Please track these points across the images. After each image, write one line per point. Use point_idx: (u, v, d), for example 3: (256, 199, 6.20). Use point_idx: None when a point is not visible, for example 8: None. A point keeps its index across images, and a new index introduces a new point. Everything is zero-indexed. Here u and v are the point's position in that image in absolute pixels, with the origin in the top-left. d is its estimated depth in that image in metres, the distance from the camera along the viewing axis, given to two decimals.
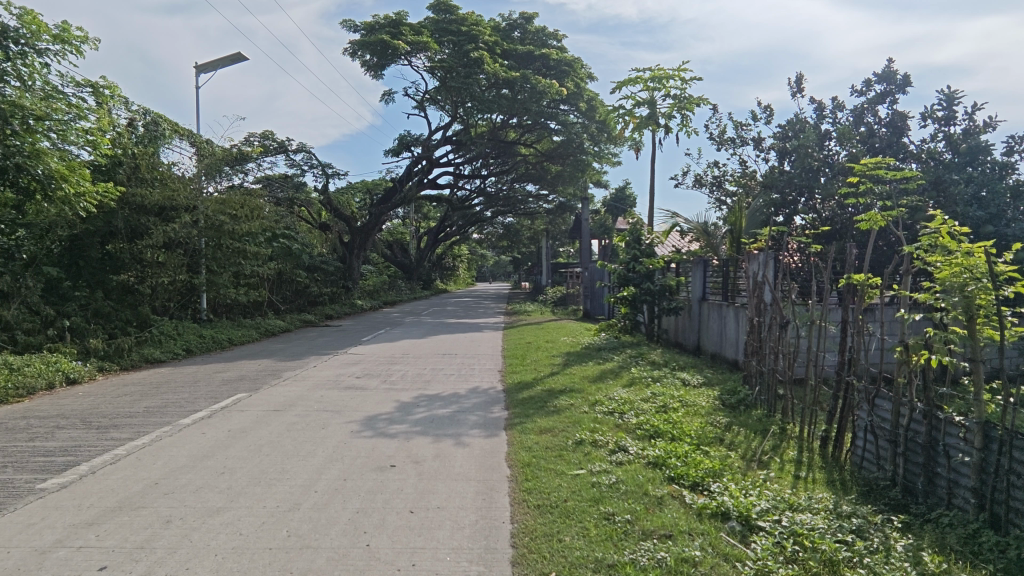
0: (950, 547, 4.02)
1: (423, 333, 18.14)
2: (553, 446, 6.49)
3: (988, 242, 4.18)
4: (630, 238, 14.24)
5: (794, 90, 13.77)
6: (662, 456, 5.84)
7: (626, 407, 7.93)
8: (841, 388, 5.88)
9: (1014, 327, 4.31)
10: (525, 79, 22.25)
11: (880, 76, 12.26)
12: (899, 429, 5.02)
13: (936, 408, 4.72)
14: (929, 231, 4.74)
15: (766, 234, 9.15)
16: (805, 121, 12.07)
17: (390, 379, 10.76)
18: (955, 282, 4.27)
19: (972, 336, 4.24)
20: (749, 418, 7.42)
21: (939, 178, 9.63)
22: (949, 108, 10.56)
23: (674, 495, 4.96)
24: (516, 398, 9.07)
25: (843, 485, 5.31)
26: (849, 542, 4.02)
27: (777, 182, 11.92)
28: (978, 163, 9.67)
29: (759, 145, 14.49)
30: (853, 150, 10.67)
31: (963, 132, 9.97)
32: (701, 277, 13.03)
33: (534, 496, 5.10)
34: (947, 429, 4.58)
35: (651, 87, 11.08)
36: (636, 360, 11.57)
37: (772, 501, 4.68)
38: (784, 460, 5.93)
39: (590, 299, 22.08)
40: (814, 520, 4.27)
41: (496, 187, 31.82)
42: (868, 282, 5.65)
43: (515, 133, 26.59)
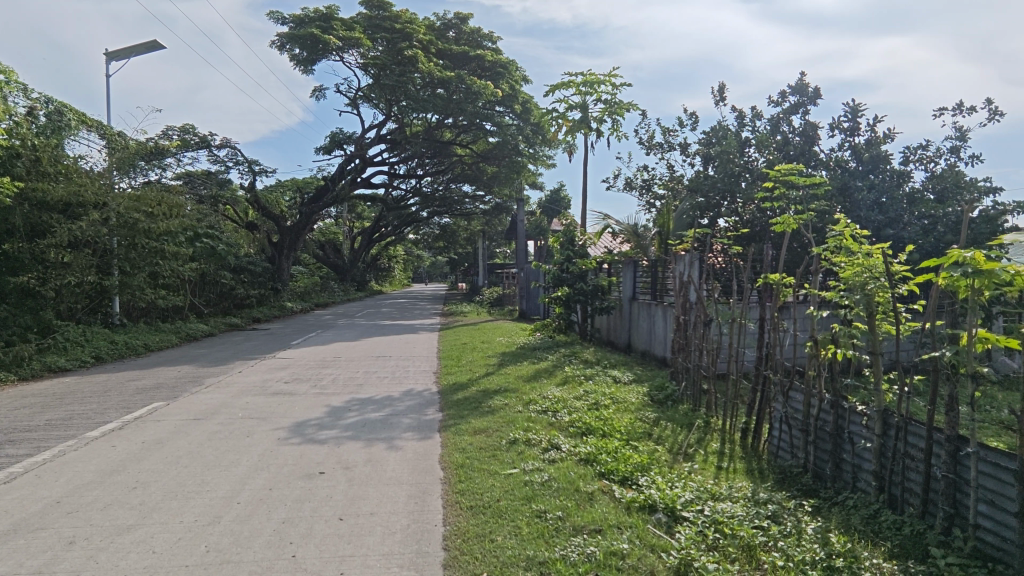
0: (854, 527, 4.32)
1: (357, 335, 17.69)
2: (486, 447, 6.49)
3: (886, 244, 4.52)
4: (564, 239, 14.48)
5: (717, 98, 14.39)
6: (593, 452, 5.96)
7: (559, 406, 8.04)
8: (759, 382, 6.21)
9: (909, 322, 4.67)
10: (460, 79, 22.20)
11: (794, 88, 13.03)
12: (810, 419, 5.36)
13: (842, 399, 5.06)
14: (835, 233, 5.07)
15: (691, 236, 9.53)
16: (728, 128, 12.68)
17: (320, 383, 10.42)
18: (858, 281, 4.59)
19: (872, 331, 4.58)
20: (676, 412, 7.71)
21: (845, 185, 10.33)
22: (853, 119, 11.34)
23: (604, 490, 5.08)
24: (451, 399, 9.02)
25: (760, 473, 5.62)
26: (765, 527, 4.26)
27: (702, 186, 12.45)
28: (879, 171, 10.43)
29: (686, 151, 15.06)
30: (769, 156, 11.36)
31: (866, 142, 10.67)
32: (632, 278, 13.43)
33: (467, 497, 5.08)
34: (851, 418, 4.93)
35: (583, 91, 11.32)
36: (570, 359, 11.77)
37: (696, 492, 4.88)
38: (708, 452, 6.20)
39: (526, 299, 22.26)
40: (734, 508, 4.49)
41: (432, 187, 31.54)
42: (783, 281, 5.98)
43: (450, 133, 26.45)
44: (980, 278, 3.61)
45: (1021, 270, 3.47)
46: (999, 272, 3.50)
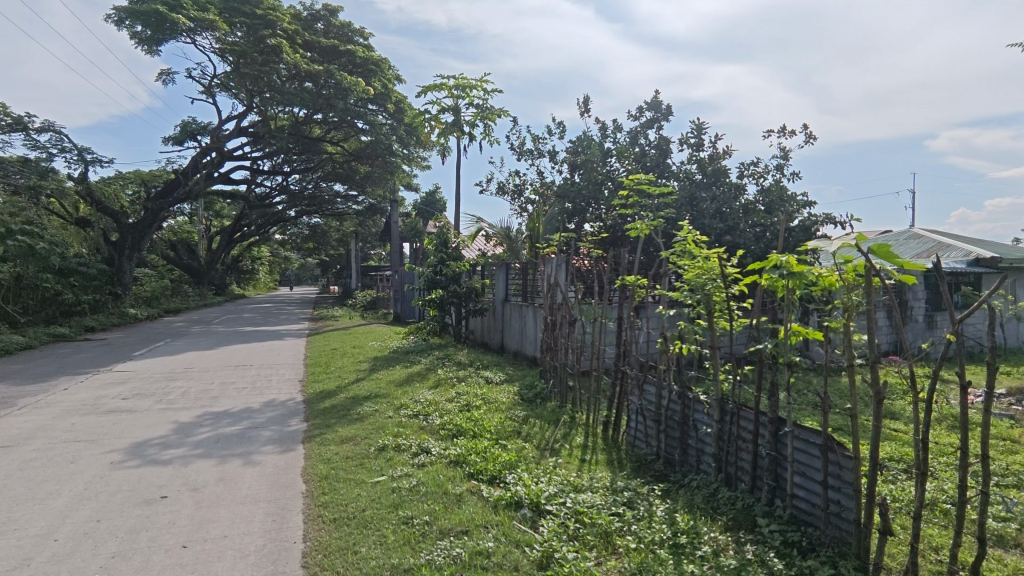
0: (696, 506, 4.75)
1: (212, 343, 16.22)
2: (353, 456, 6.25)
3: (722, 249, 5.02)
4: (437, 241, 14.49)
5: (582, 109, 15.16)
6: (463, 453, 5.98)
7: (430, 409, 7.98)
8: (618, 377, 6.62)
9: (741, 319, 5.22)
10: (330, 74, 21.31)
11: (649, 104, 14.10)
12: (661, 409, 5.82)
13: (688, 389, 5.54)
14: (680, 238, 5.54)
15: (557, 239, 9.93)
16: (592, 139, 13.40)
17: (167, 397, 9.38)
18: (699, 282, 5.03)
19: (711, 327, 5.07)
20: (544, 410, 7.98)
21: (692, 195, 11.39)
22: (698, 136, 12.53)
23: (472, 490, 5.12)
24: (317, 408, 8.58)
25: (619, 462, 6.00)
26: (621, 513, 4.54)
27: (569, 192, 13.07)
28: (721, 184, 11.58)
29: (555, 158, 15.65)
30: (628, 165, 12.25)
31: (710, 157, 11.82)
32: (504, 280, 13.71)
33: (331, 509, 4.85)
34: (695, 406, 5.42)
35: (455, 94, 11.36)
36: (443, 361, 11.76)
37: (559, 485, 5.08)
38: (572, 447, 6.51)
39: (400, 302, 21.83)
40: (593, 498, 4.74)
41: (300, 185, 29.85)
42: (638, 283, 6.42)
43: (320, 129, 25.26)
44: (793, 278, 4.11)
45: (824, 271, 4.00)
46: (808, 273, 4.01)
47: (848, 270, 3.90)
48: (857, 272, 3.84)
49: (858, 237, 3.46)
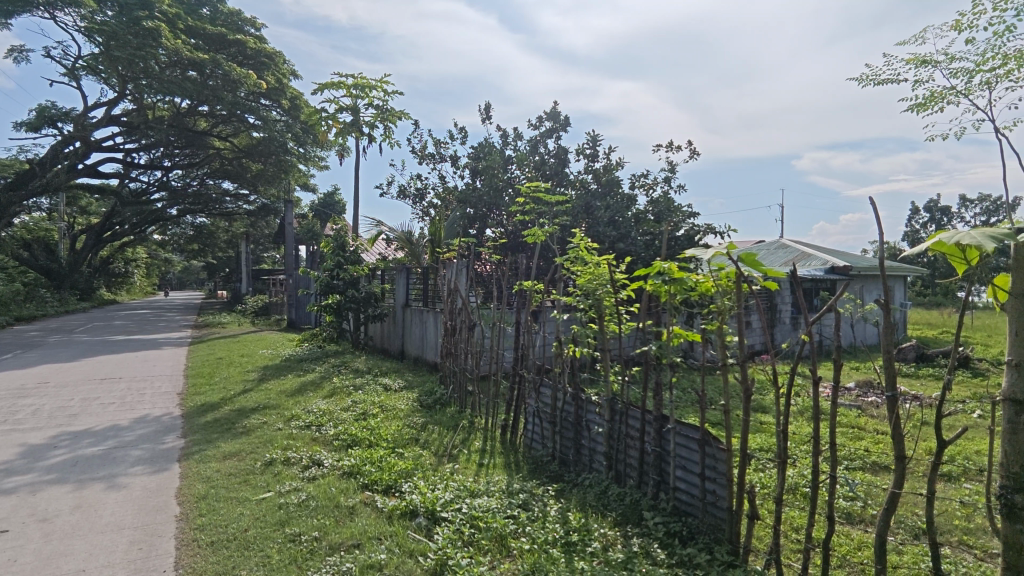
0: (588, 504, 4.92)
1: (74, 354, 14.54)
2: (236, 472, 5.84)
3: (611, 256, 5.25)
4: (334, 244, 14.02)
5: (483, 116, 15.29)
6: (357, 464, 5.78)
7: (324, 419, 7.65)
8: (516, 380, 6.73)
9: (629, 322, 5.48)
10: (216, 64, 19.94)
11: (548, 114, 14.51)
12: (557, 411, 5.99)
13: (581, 391, 5.73)
14: (573, 245, 5.72)
15: (457, 244, 9.91)
16: (493, 146, 13.54)
17: (14, 417, 8.26)
18: (591, 287, 5.23)
19: (601, 331, 5.29)
20: (443, 415, 7.92)
21: (587, 204, 11.87)
22: (594, 147, 13.06)
23: (366, 502, 4.96)
24: (196, 422, 7.94)
25: (516, 465, 6.08)
26: (516, 515, 4.61)
27: (470, 198, 13.14)
28: (614, 194, 12.15)
29: (456, 163, 15.64)
30: (527, 173, 12.63)
31: (604, 168, 12.37)
32: (404, 285, 13.48)
33: (208, 532, 4.49)
34: (587, 407, 5.62)
35: (354, 93, 11.02)
36: (339, 369, 11.34)
37: (455, 491, 5.04)
38: (471, 451, 6.51)
39: (295, 307, 20.79)
40: (489, 502, 4.76)
41: (183, 181, 27.60)
42: (534, 288, 6.56)
43: (205, 122, 23.56)
44: (674, 284, 4.38)
45: (701, 277, 4.31)
46: (686, 279, 4.30)
47: (721, 276, 4.22)
48: (729, 278, 4.16)
49: (729, 246, 3.75)
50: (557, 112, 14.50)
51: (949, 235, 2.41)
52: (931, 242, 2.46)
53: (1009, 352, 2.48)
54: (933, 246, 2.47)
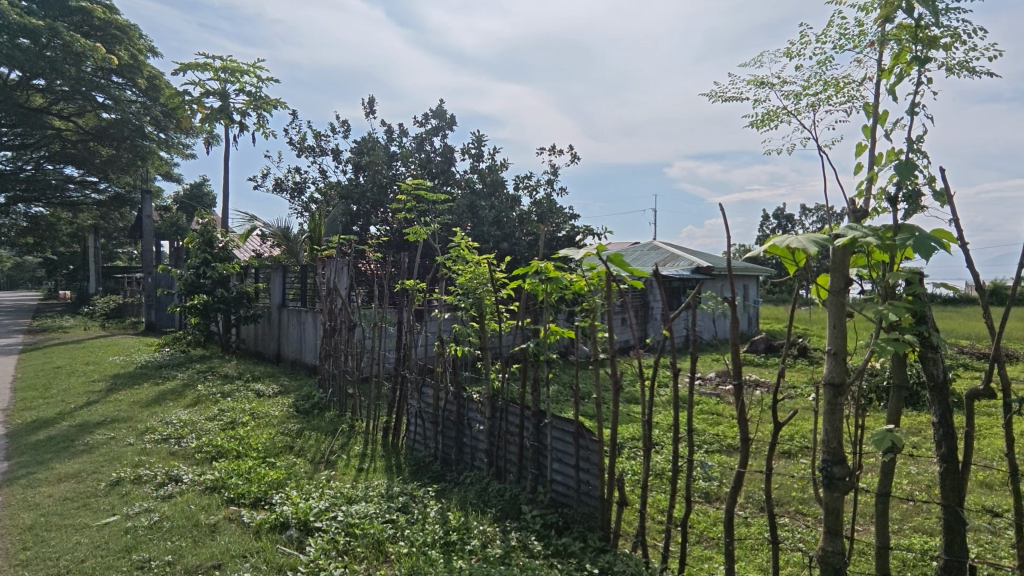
0: (469, 502, 4.94)
1: None
2: (74, 497, 5.15)
3: (491, 256, 5.30)
4: (200, 240, 12.86)
5: (367, 109, 14.83)
6: (222, 477, 5.34)
7: (185, 430, 6.99)
8: (398, 381, 6.61)
9: (510, 321, 5.57)
10: (55, 32, 17.55)
11: (434, 112, 14.40)
12: (439, 411, 5.96)
13: (462, 389, 5.75)
14: (454, 244, 5.70)
15: (337, 242, 9.53)
16: (377, 141, 13.17)
17: None
18: (472, 286, 5.27)
19: (482, 329, 5.33)
20: (321, 421, 7.56)
21: (472, 204, 11.95)
22: (479, 148, 13.14)
23: (230, 517, 4.60)
24: (25, 442, 6.91)
25: (398, 467, 5.97)
26: (395, 519, 4.52)
27: (353, 194, 12.71)
28: (498, 194, 12.33)
29: (338, 158, 15.02)
30: (412, 170, 12.44)
31: (489, 169, 12.51)
32: (280, 284, 12.70)
33: (34, 567, 3.92)
34: (469, 405, 5.64)
35: (222, 77, 10.19)
36: (205, 375, 10.44)
37: (330, 499, 4.83)
38: (350, 456, 6.29)
39: (155, 309, 18.84)
40: (366, 508, 4.62)
41: (13, 164, 23.94)
42: (417, 287, 6.46)
43: (41, 98, 20.65)
44: (551, 282, 4.52)
45: (575, 276, 4.49)
46: (561, 278, 4.46)
47: (593, 275, 4.41)
48: (600, 277, 4.36)
49: (599, 248, 3.92)
50: (443, 109, 14.43)
51: (780, 240, 2.70)
52: (768, 246, 2.73)
53: (830, 342, 2.82)
54: (768, 250, 2.76)
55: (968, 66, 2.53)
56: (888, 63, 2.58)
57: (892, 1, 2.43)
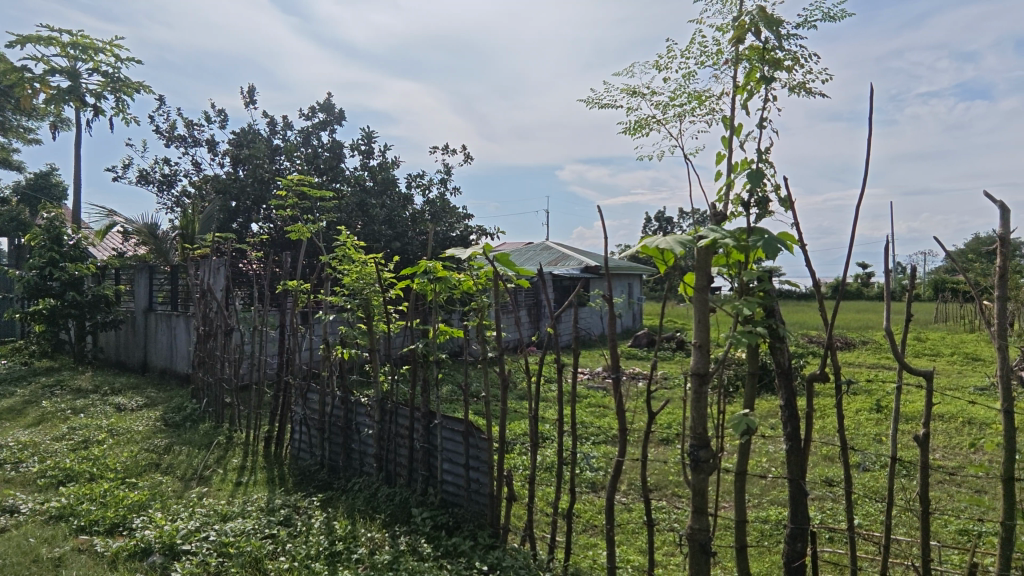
0: (356, 510, 4.79)
1: None
2: None
3: (379, 255, 5.16)
4: (45, 238, 11.29)
5: (246, 99, 13.89)
6: (70, 504, 4.75)
7: (24, 454, 6.13)
8: (280, 388, 6.25)
9: (399, 321, 5.46)
10: None
11: (321, 105, 13.78)
12: (325, 417, 5.72)
13: (350, 393, 5.56)
14: (339, 243, 5.49)
15: (211, 240, 8.81)
16: (258, 134, 12.37)
17: None
18: (358, 286, 5.11)
19: (370, 331, 5.19)
20: (193, 434, 6.97)
21: (362, 202, 11.60)
22: (369, 144, 12.75)
23: (80, 548, 4.10)
24: None
25: (280, 479, 5.64)
26: (275, 534, 4.27)
27: (231, 188, 11.86)
28: (390, 192, 12.05)
29: (214, 149, 13.93)
30: (297, 165, 11.81)
31: (380, 166, 12.18)
32: (146, 285, 11.54)
33: None
34: (357, 410, 5.47)
35: (70, 53, 9.05)
36: (52, 390, 9.24)
37: (202, 518, 4.47)
38: (227, 470, 5.86)
39: None
40: (243, 524, 4.33)
41: None
42: (300, 287, 6.14)
43: None
44: (440, 282, 4.50)
45: (463, 276, 4.49)
46: (449, 278, 4.45)
47: (480, 275, 4.44)
48: (487, 276, 4.40)
49: (486, 247, 3.95)
50: (331, 103, 13.86)
51: (651, 242, 2.86)
52: (640, 246, 2.89)
53: (695, 335, 3.04)
54: (641, 250, 2.91)
55: (807, 86, 2.83)
56: (741, 80, 2.82)
57: (742, 23, 2.66)
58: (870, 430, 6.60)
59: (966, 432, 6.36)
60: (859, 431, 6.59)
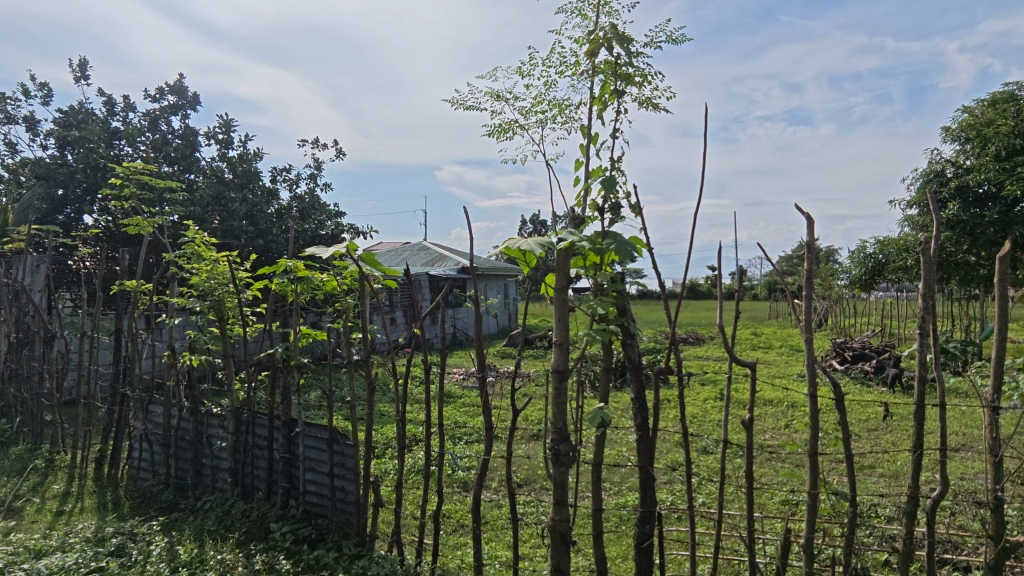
0: (205, 531, 4.39)
1: None
2: None
3: (232, 253, 4.76)
4: None
5: (77, 73, 12.20)
6: None
7: None
8: (116, 401, 5.55)
9: (256, 325, 5.08)
10: None
11: (171, 87, 12.48)
12: (170, 431, 5.18)
13: (200, 404, 5.08)
14: (187, 239, 4.99)
15: (28, 232, 7.61)
16: (91, 113, 10.91)
17: None
18: (208, 286, 4.67)
19: (223, 336, 4.77)
20: (2, 459, 5.97)
21: (219, 195, 10.69)
22: (227, 133, 11.77)
23: None
24: None
25: (114, 504, 5.01)
26: (105, 567, 3.78)
27: (57, 174, 10.35)
28: (252, 186, 11.21)
29: (34, 128, 12.06)
30: (140, 152, 10.56)
31: (240, 157, 11.29)
32: None
33: None
34: (208, 421, 5.01)
35: None
36: None
37: (8, 557, 3.83)
38: (46, 499, 5.09)
39: None
40: (62, 560, 3.78)
41: None
42: (141, 288, 5.50)
43: None
44: (301, 282, 4.25)
45: (326, 277, 4.27)
46: (311, 278, 4.21)
47: (345, 276, 4.25)
48: (353, 277, 4.24)
49: (350, 246, 3.77)
50: (183, 85, 12.59)
51: (514, 244, 2.91)
52: (503, 248, 2.92)
53: (555, 334, 3.16)
54: (504, 252, 2.94)
55: (653, 102, 3.04)
56: (597, 93, 2.97)
57: (596, 37, 2.81)
58: (712, 417, 7.33)
59: (788, 414, 7.30)
60: (704, 417, 7.29)
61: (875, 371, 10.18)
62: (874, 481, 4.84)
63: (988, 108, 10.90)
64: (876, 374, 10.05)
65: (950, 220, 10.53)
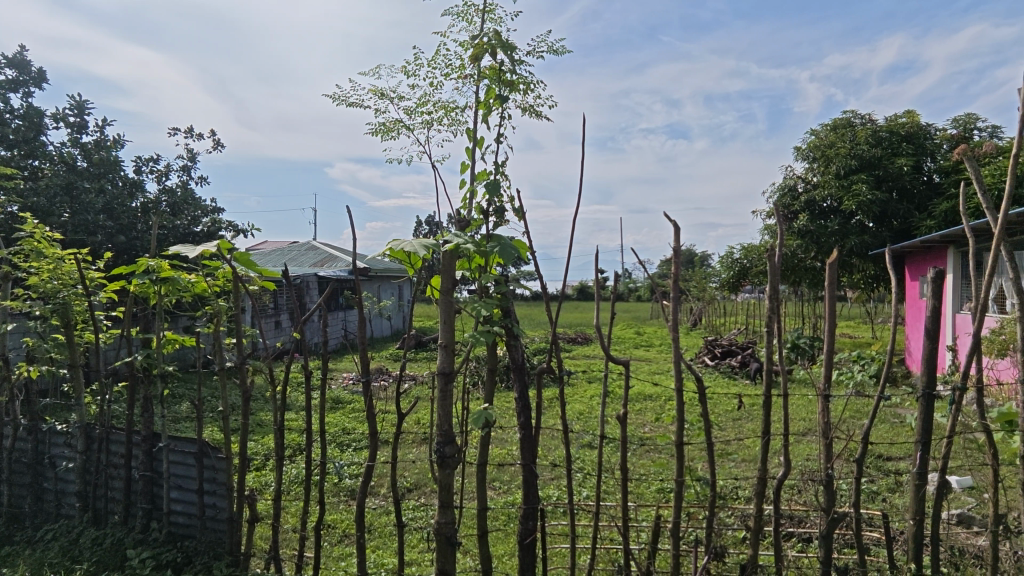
0: (46, 565, 3.89)
1: None
2: None
3: (81, 250, 4.24)
4: None
5: None
6: None
7: None
8: None
9: (110, 331, 4.56)
10: None
11: (9, 60, 10.91)
12: (3, 453, 4.53)
13: (41, 421, 4.49)
14: (23, 234, 4.38)
15: None
16: None
17: None
18: (50, 288, 4.13)
19: (69, 344, 4.24)
20: None
21: (70, 184, 9.51)
22: (81, 116, 10.51)
23: None
24: None
25: None
26: None
27: None
28: (111, 176, 10.10)
29: None
30: None
31: (96, 143, 10.12)
32: None
33: None
34: (52, 441, 4.45)
35: None
36: None
37: None
38: None
39: None
40: None
41: None
42: None
43: None
44: (165, 283, 3.87)
45: (195, 278, 3.93)
46: (177, 279, 3.86)
47: (215, 277, 3.94)
48: (225, 278, 3.94)
49: (221, 244, 3.49)
50: (24, 59, 11.06)
51: (399, 244, 2.84)
52: (387, 249, 2.84)
53: (441, 336, 3.13)
54: (390, 252, 2.86)
55: (535, 110, 3.12)
56: (482, 97, 2.99)
57: (481, 43, 2.83)
58: (595, 413, 7.66)
59: (663, 408, 7.81)
60: (588, 414, 7.61)
61: (740, 366, 11.17)
62: (734, 465, 5.34)
63: (830, 132, 12.38)
64: (741, 369, 11.03)
65: (800, 230, 11.84)
